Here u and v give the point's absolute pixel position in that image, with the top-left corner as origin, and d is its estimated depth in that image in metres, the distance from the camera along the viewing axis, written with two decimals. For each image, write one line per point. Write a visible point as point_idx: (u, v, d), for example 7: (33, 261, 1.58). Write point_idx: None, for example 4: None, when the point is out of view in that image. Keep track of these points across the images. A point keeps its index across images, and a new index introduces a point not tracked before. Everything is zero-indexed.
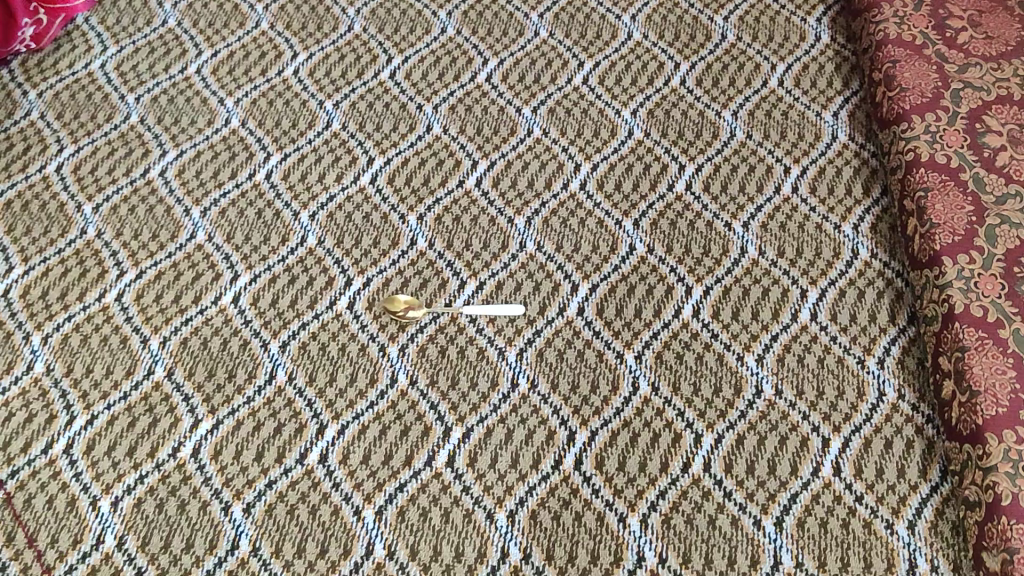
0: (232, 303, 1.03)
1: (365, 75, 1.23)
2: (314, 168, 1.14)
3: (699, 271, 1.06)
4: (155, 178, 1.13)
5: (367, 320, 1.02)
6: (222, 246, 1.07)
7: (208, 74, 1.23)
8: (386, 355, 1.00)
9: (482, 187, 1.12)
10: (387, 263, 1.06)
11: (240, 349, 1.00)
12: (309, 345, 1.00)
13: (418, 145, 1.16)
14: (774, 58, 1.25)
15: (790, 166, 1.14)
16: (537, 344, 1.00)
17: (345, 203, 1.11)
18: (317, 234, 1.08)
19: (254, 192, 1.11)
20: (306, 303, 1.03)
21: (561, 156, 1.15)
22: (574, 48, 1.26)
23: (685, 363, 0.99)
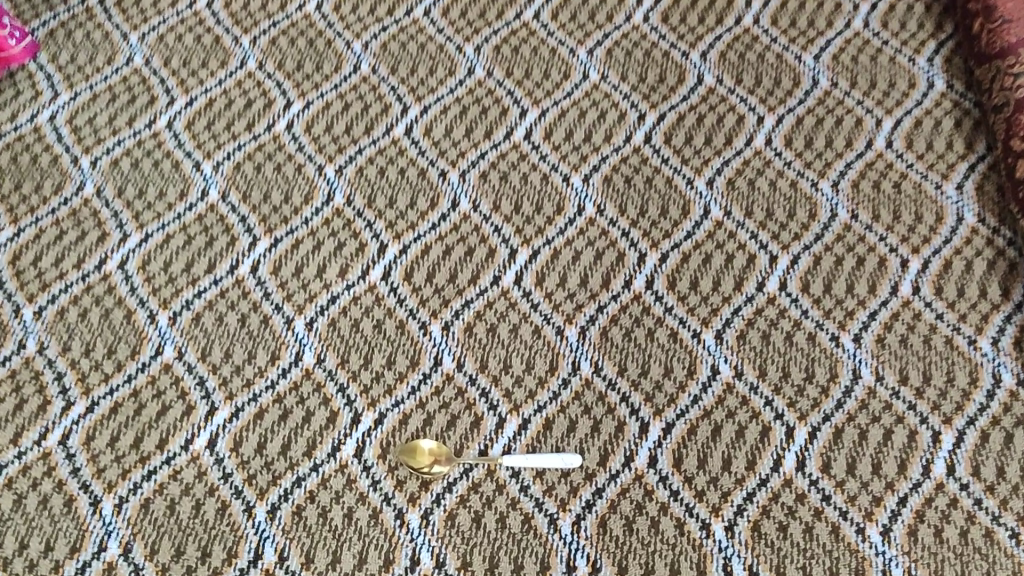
0: (207, 449, 0.81)
1: (375, 131, 1.00)
2: (312, 259, 0.91)
3: (801, 405, 0.83)
4: (113, 272, 0.91)
5: (380, 475, 0.79)
6: (195, 367, 0.85)
7: (182, 129, 1.00)
8: (406, 524, 0.78)
9: (524, 285, 0.90)
10: (405, 391, 0.84)
11: (218, 516, 0.78)
12: (305, 507, 0.78)
13: (442, 228, 0.93)
14: (880, 111, 1.02)
15: (908, 258, 0.92)
16: (598, 509, 0.78)
17: (351, 305, 0.88)
18: (316, 350, 0.86)
19: (237, 291, 0.89)
20: (301, 450, 0.81)
21: (620, 242, 0.92)
22: (631, 94, 1.03)
23: (789, 539, 0.77)
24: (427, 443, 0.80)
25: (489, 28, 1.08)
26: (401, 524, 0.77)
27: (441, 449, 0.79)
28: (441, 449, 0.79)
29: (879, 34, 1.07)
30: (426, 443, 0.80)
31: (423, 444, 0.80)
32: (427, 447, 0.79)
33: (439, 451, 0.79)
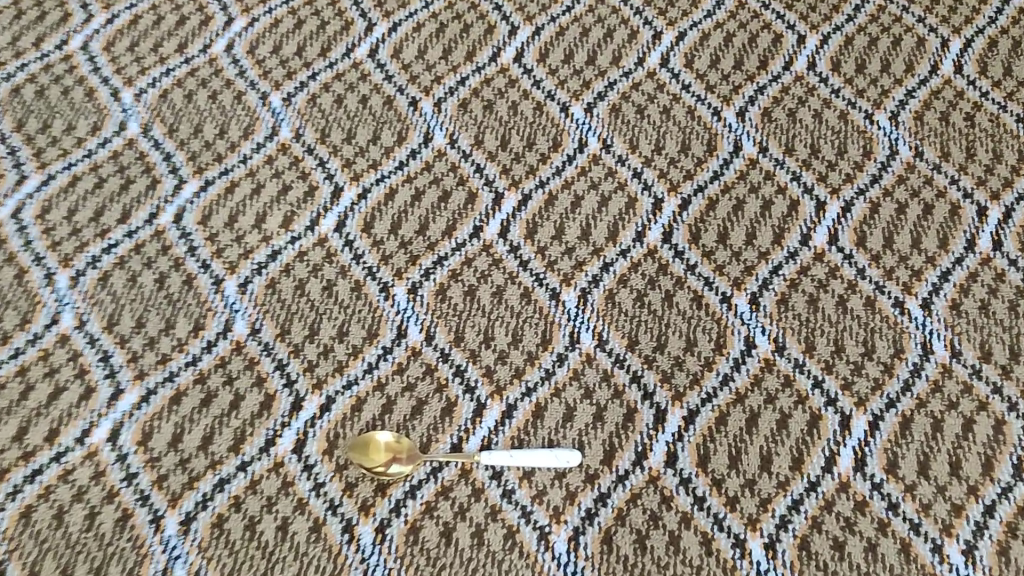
0: (107, 443, 0.64)
1: (332, 53, 0.82)
2: (250, 206, 0.74)
3: (859, 388, 0.66)
4: (4, 222, 0.73)
5: (326, 476, 0.63)
6: (98, 339, 0.68)
7: (99, 51, 0.83)
8: (356, 540, 0.61)
9: (510, 238, 0.72)
10: (360, 370, 0.67)
11: (116, 529, 0.61)
12: (229, 518, 0.61)
13: (411, 168, 0.76)
14: (946, 30, 0.84)
15: (986, 205, 0.74)
16: (602, 522, 0.61)
17: (295, 262, 0.71)
18: (250, 318, 0.69)
19: (156, 245, 0.72)
20: (227, 445, 0.64)
21: (631, 185, 0.75)
22: (645, 10, 0.85)
23: (847, 560, 0.60)
24: (385, 436, 0.63)
25: None
26: (349, 541, 0.61)
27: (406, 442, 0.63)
28: (404, 442, 0.63)
29: None
30: (383, 437, 0.63)
31: (380, 439, 0.63)
32: (385, 441, 0.63)
33: (402, 445, 0.63)
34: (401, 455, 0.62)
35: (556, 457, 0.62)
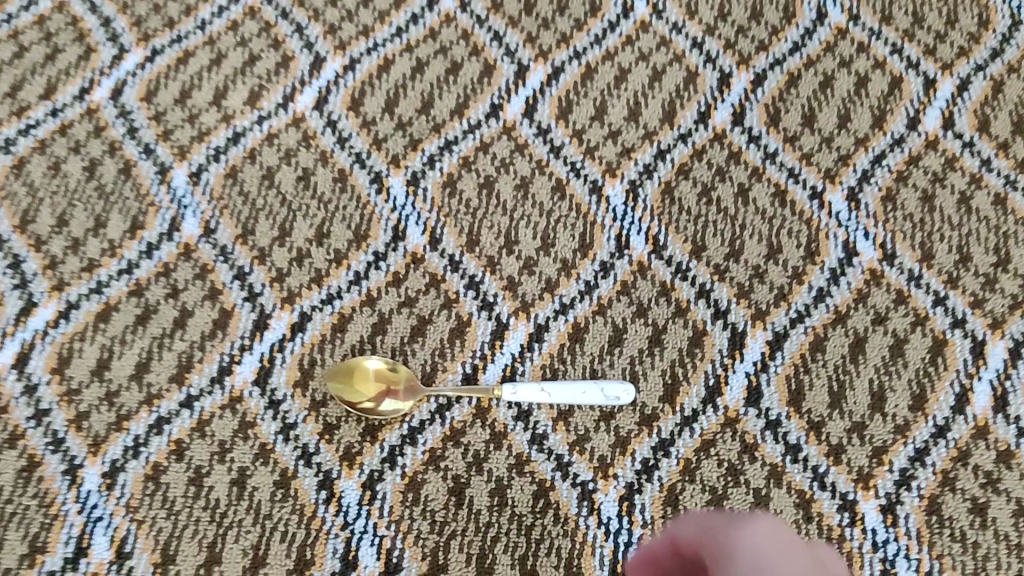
0: (13, 370, 0.49)
1: None
2: (209, 79, 0.58)
3: (993, 306, 0.51)
4: None
5: (298, 415, 0.48)
6: (7, 240, 0.53)
7: None
8: (336, 499, 0.46)
9: (539, 119, 0.56)
10: (345, 280, 0.51)
11: (19, 483, 0.46)
12: (167, 469, 0.46)
13: (411, 34, 0.60)
14: None
15: None
16: (665, 478, 0.46)
17: (263, 147, 0.55)
18: (204, 216, 0.53)
19: (87, 127, 0.56)
20: (168, 375, 0.49)
21: (691, 57, 0.59)
22: None
23: (991, 529, 0.45)
24: (374, 363, 0.48)
25: None
26: (327, 500, 0.46)
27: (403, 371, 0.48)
28: (399, 372, 0.48)
29: None
30: (371, 364, 0.48)
31: (367, 367, 0.48)
32: (373, 370, 0.48)
33: (396, 375, 0.48)
34: (394, 388, 0.47)
35: (602, 392, 0.47)
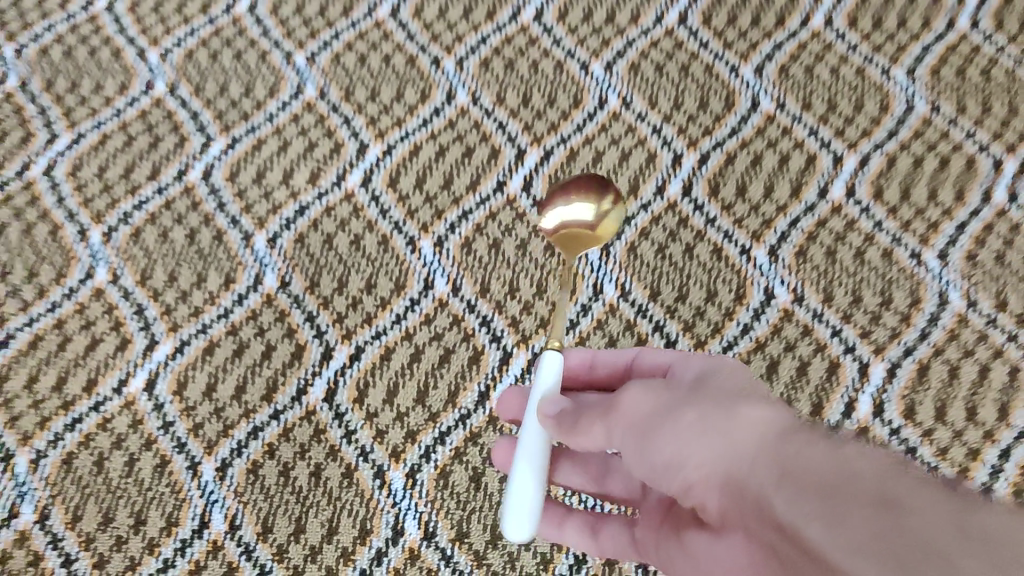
0: (144, 392, 0.66)
1: (355, 11, 0.82)
2: (278, 162, 0.75)
3: (877, 336, 0.69)
4: (38, 181, 0.75)
5: (357, 424, 0.65)
6: (132, 293, 0.70)
7: (124, 11, 0.83)
8: (388, 485, 0.63)
9: (533, 192, 0.74)
10: (389, 320, 0.69)
11: (155, 476, 0.63)
12: (263, 464, 0.64)
13: (434, 125, 0.77)
14: None
15: (1003, 157, 0.74)
16: None
17: (324, 218, 0.73)
18: (279, 271, 0.70)
19: (185, 201, 0.74)
20: (259, 394, 0.66)
21: (651, 141, 0.76)
22: None
23: None
24: (586, 218, 0.64)
25: None
26: (381, 485, 0.63)
27: (604, 233, 0.64)
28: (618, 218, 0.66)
29: None
30: (583, 214, 0.65)
31: (572, 215, 0.64)
32: (576, 220, 0.64)
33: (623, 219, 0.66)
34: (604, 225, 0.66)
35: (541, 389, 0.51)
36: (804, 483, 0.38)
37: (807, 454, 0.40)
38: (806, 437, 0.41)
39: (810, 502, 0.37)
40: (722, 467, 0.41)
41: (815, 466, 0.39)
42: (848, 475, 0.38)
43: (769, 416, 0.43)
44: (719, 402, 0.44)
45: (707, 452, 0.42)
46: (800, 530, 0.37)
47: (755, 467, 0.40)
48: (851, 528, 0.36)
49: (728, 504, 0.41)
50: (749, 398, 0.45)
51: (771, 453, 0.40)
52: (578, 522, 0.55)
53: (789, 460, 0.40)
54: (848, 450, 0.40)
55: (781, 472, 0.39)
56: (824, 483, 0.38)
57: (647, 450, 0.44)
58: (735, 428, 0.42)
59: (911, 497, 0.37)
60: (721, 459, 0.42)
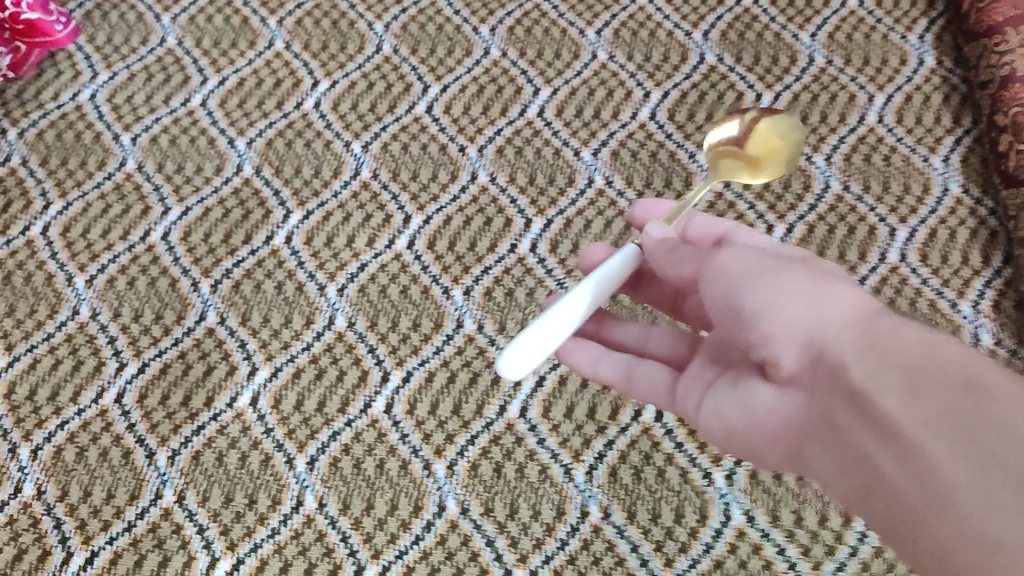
0: (250, 406, 0.88)
1: (398, 108, 1.06)
2: (342, 230, 0.98)
3: None
4: (157, 244, 0.97)
5: (409, 429, 0.88)
6: (236, 331, 0.92)
7: (215, 107, 1.06)
8: (433, 473, 0.86)
9: (538, 252, 0.97)
10: (430, 351, 0.91)
11: (262, 467, 0.86)
12: (341, 459, 0.86)
13: (462, 199, 1.00)
14: (872, 87, 1.06)
15: (896, 227, 0.98)
16: (609, 459, 0.87)
17: (378, 273, 0.95)
18: (346, 314, 0.93)
19: (272, 260, 0.96)
20: (336, 407, 0.89)
21: (628, 212, 1.00)
22: (637, 73, 1.08)
23: (783, 484, 0.85)
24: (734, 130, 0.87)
25: (503, 9, 1.12)
26: (428, 474, 0.86)
27: (749, 142, 0.86)
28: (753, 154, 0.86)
29: (874, 13, 1.11)
30: (732, 131, 0.87)
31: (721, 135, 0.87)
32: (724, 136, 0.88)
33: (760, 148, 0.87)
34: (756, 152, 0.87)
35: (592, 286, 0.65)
36: (887, 364, 0.53)
37: (892, 337, 0.54)
38: (885, 318, 0.56)
39: (889, 378, 0.52)
40: (810, 331, 0.56)
41: (896, 350, 0.53)
42: (927, 361, 0.52)
43: (855, 298, 0.57)
44: (815, 278, 0.59)
45: (800, 316, 0.56)
46: (873, 397, 0.52)
47: (840, 337, 0.55)
48: (919, 404, 0.51)
49: (805, 365, 0.56)
50: (830, 279, 0.60)
51: (860, 336, 0.55)
52: (612, 362, 0.71)
53: (878, 334, 0.54)
54: (927, 336, 0.54)
55: (861, 347, 0.54)
56: (902, 365, 0.52)
57: (740, 297, 0.59)
58: (826, 306, 0.57)
59: (986, 382, 0.50)
60: (809, 323, 0.56)
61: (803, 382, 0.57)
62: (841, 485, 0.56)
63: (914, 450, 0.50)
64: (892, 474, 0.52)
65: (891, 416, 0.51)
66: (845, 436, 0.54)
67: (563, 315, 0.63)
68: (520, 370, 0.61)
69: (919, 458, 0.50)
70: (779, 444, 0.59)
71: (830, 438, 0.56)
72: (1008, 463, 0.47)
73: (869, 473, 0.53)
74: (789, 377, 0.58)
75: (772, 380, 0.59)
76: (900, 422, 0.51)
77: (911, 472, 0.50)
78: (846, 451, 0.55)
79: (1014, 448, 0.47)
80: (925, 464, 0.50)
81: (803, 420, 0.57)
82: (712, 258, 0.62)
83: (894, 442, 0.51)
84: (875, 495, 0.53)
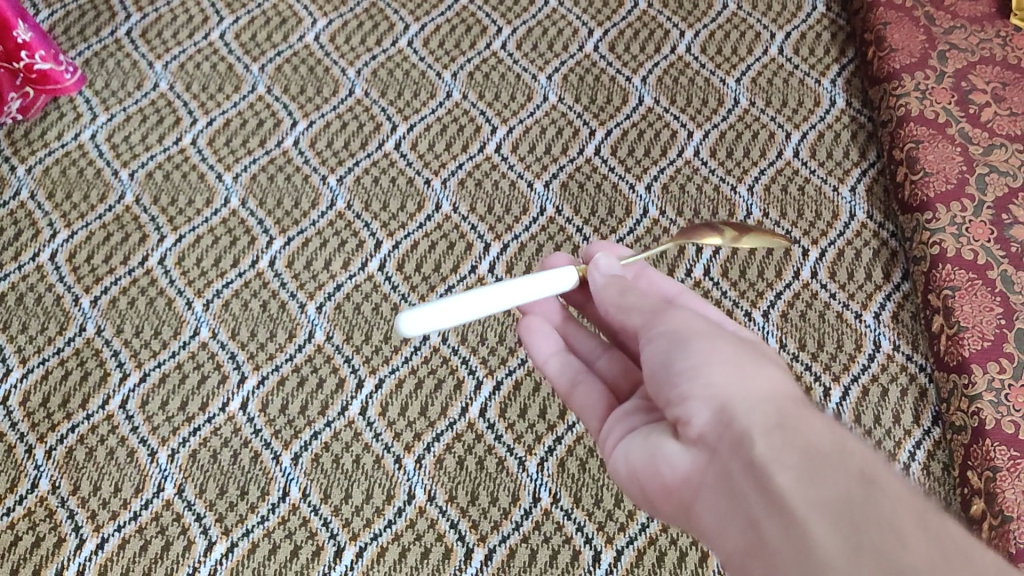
0: (240, 410, 1.00)
1: (369, 146, 1.18)
2: (320, 254, 1.10)
3: None
4: (154, 267, 1.08)
5: (382, 428, 0.99)
6: (227, 344, 1.04)
7: (204, 145, 1.17)
8: (404, 466, 0.98)
9: (496, 272, 1.10)
10: (400, 361, 1.03)
11: (252, 463, 0.97)
12: (323, 455, 0.98)
13: (427, 227, 1.12)
14: (789, 126, 1.20)
15: (808, 248, 1.11)
16: (558, 453, 0.99)
17: (353, 292, 1.07)
18: (325, 328, 1.05)
19: (258, 281, 1.08)
20: (317, 410, 1.00)
21: (575, 237, 1.13)
22: (584, 113, 1.21)
23: None
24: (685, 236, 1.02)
25: (463, 57, 1.25)
26: (399, 466, 0.98)
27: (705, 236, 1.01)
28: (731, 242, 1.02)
29: (792, 60, 1.26)
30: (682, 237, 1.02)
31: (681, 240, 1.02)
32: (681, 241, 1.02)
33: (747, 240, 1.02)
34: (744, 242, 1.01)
35: (531, 289, 0.67)
36: (798, 444, 0.48)
37: (808, 425, 0.49)
38: (803, 407, 0.52)
39: (796, 459, 0.47)
40: (727, 397, 0.52)
41: (808, 436, 0.48)
42: (838, 456, 0.47)
43: (778, 384, 0.54)
44: (743, 355, 0.55)
45: (723, 382, 0.53)
46: (774, 471, 0.47)
47: (753, 411, 0.50)
48: (823, 491, 0.45)
49: (715, 427, 0.51)
50: (760, 356, 0.57)
51: (775, 415, 0.50)
52: (561, 364, 0.72)
53: (792, 417, 0.50)
54: (845, 438, 0.49)
55: (773, 424, 0.49)
56: (811, 451, 0.47)
57: (672, 353, 0.56)
58: (748, 378, 0.53)
59: (889, 482, 0.46)
60: (727, 389, 0.52)
61: (706, 445, 0.52)
62: (723, 551, 0.49)
63: (798, 524, 0.45)
64: (775, 548, 0.45)
65: (792, 495, 0.45)
66: (738, 502, 0.48)
67: (494, 298, 0.65)
68: (421, 329, 0.61)
69: (804, 536, 0.44)
70: (672, 499, 0.54)
71: (722, 500, 0.49)
72: (891, 562, 0.41)
73: (753, 540, 0.47)
74: (695, 438, 0.52)
75: (683, 439, 0.54)
76: (797, 502, 0.45)
77: (792, 547, 0.44)
78: (738, 517, 0.48)
79: (900, 552, 0.41)
80: (807, 543, 0.44)
81: (698, 479, 0.52)
82: (661, 317, 0.59)
83: (782, 515, 0.46)
84: (753, 565, 0.47)
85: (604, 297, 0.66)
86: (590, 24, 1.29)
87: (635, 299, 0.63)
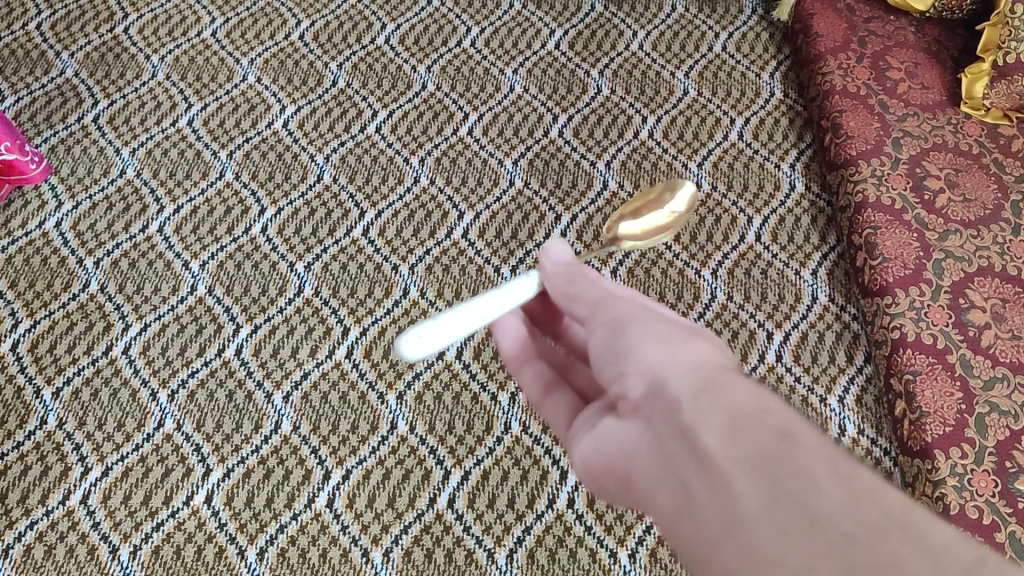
0: (205, 504, 0.99)
1: (337, 232, 1.19)
2: (287, 341, 1.10)
3: None
4: (118, 357, 1.07)
5: (349, 521, 0.98)
6: (192, 436, 1.03)
7: (171, 233, 1.17)
8: (371, 561, 0.97)
9: (463, 358, 1.09)
10: (367, 451, 1.03)
11: (216, 558, 0.96)
12: (289, 550, 0.97)
13: (395, 312, 1.13)
14: (751, 210, 1.23)
15: (772, 331, 1.13)
16: (527, 543, 0.98)
17: (320, 380, 1.07)
18: (292, 419, 1.04)
19: (224, 370, 1.07)
20: (283, 502, 0.99)
21: None
22: (550, 198, 1.23)
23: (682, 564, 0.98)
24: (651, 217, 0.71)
25: (431, 143, 1.27)
26: (366, 561, 0.97)
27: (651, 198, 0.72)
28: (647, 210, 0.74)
29: (752, 144, 1.29)
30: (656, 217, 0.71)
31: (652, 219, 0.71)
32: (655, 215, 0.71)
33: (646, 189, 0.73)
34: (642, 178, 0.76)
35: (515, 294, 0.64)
36: (720, 405, 0.47)
37: (732, 385, 0.49)
38: (731, 371, 0.51)
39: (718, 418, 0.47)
40: (656, 367, 0.51)
41: (729, 396, 0.48)
42: (759, 410, 0.47)
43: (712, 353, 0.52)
44: (676, 328, 0.54)
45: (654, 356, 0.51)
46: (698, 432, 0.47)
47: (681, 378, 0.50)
48: (740, 440, 0.45)
49: (647, 399, 0.51)
50: (695, 328, 0.55)
51: (700, 379, 0.49)
52: (533, 371, 0.67)
53: (718, 379, 0.49)
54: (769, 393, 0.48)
55: (698, 387, 0.49)
56: (732, 407, 0.47)
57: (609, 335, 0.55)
58: (679, 350, 0.52)
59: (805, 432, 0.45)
60: (658, 361, 0.51)
61: (639, 414, 0.51)
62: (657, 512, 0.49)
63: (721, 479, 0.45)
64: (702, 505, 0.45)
65: (712, 448, 0.46)
66: (667, 465, 0.48)
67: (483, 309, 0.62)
68: (420, 352, 0.58)
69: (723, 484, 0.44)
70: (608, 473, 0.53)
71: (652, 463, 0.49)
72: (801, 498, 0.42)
73: (683, 500, 0.47)
74: (628, 410, 0.52)
75: (623, 414, 0.53)
76: (717, 455, 0.45)
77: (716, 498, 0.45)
78: (666, 479, 0.48)
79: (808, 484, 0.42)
80: (727, 492, 0.44)
81: (631, 450, 0.51)
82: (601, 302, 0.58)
83: (706, 473, 0.46)
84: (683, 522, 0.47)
85: (553, 286, 0.62)
86: (555, 109, 1.31)
87: (584, 289, 0.59)
